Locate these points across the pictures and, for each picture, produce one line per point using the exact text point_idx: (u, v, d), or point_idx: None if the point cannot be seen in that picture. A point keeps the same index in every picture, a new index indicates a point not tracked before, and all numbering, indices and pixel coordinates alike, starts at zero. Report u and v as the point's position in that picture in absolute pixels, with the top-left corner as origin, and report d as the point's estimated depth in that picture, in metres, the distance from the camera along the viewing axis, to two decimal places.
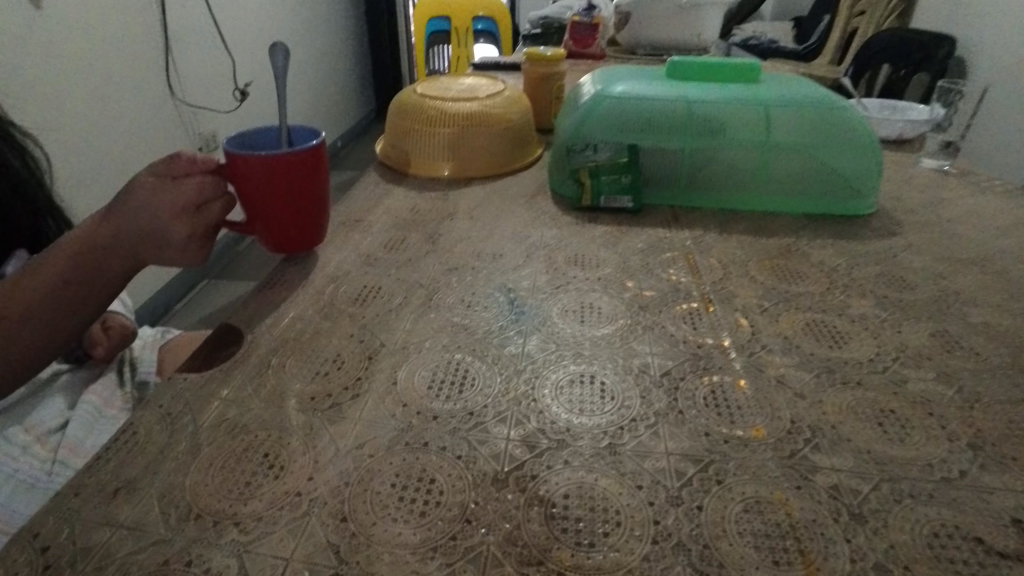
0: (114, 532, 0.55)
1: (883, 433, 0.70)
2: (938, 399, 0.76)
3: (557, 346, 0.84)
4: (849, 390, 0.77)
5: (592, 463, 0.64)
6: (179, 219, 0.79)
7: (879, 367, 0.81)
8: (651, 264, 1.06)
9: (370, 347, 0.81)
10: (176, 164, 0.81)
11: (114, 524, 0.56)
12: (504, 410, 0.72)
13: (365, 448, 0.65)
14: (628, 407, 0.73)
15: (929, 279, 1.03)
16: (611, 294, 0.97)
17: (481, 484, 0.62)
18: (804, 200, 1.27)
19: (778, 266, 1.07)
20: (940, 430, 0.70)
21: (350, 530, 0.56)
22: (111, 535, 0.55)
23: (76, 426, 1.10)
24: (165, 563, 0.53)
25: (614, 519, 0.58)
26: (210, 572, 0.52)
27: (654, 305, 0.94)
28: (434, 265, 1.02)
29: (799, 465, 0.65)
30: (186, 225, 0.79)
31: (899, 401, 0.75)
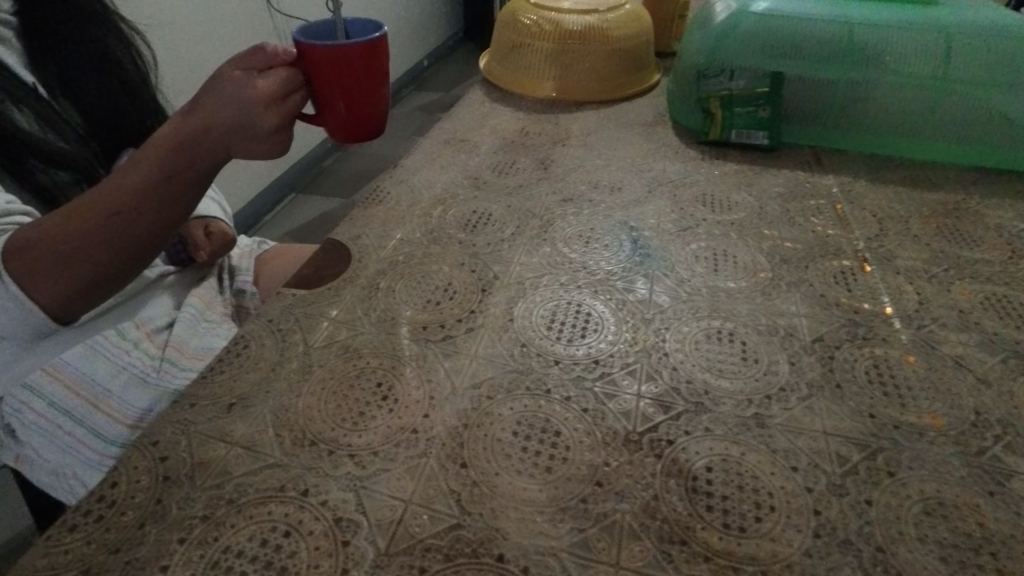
0: (230, 450, 0.53)
1: None
2: None
3: (688, 295, 0.75)
4: None
5: (737, 435, 0.57)
6: (270, 110, 0.67)
7: None
8: (792, 211, 0.93)
9: (482, 278, 0.75)
10: (257, 54, 0.68)
11: (229, 441, 0.54)
12: (632, 362, 0.64)
13: (483, 388, 0.60)
14: (775, 373, 0.64)
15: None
16: (748, 241, 0.85)
17: (611, 444, 0.55)
18: (975, 151, 1.06)
19: (945, 224, 0.92)
20: None
21: (472, 478, 0.51)
22: (227, 452, 0.53)
23: (182, 326, 1.14)
24: (281, 489, 0.50)
25: (767, 503, 0.51)
26: (327, 505, 0.49)
27: (798, 259, 0.82)
28: (547, 194, 0.94)
29: (990, 466, 0.55)
30: (275, 116, 0.67)
31: None
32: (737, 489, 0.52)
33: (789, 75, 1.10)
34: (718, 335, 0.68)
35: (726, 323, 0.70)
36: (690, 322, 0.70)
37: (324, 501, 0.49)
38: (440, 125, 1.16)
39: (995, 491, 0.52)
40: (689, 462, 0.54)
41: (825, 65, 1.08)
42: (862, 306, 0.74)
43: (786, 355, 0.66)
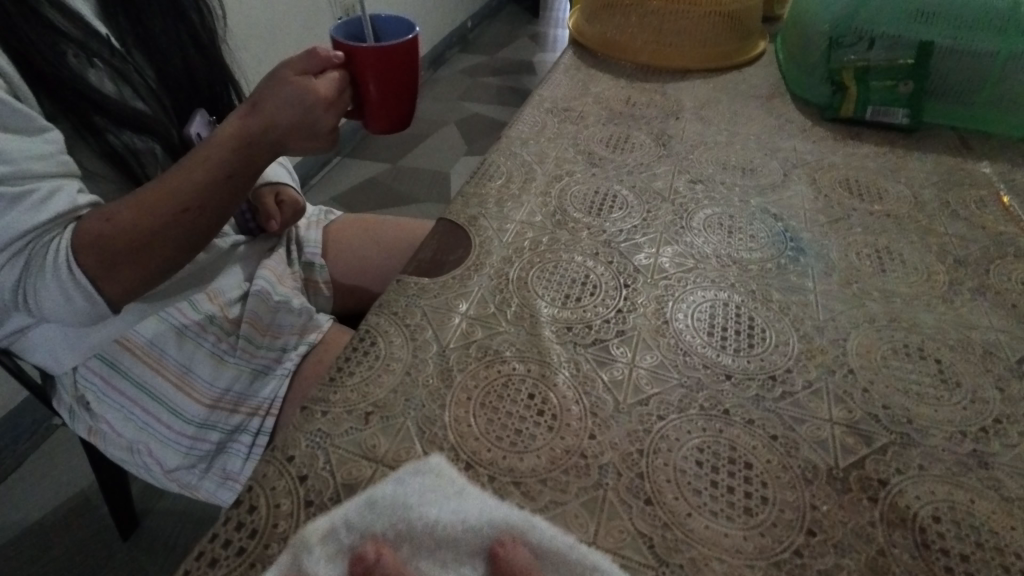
0: (377, 471, 0.46)
1: None
2: None
3: (859, 299, 0.65)
4: None
5: (960, 477, 0.48)
6: (332, 112, 0.69)
7: None
8: (954, 200, 0.82)
9: (623, 272, 0.66)
10: (310, 58, 0.68)
11: (374, 459, 0.47)
12: (814, 379, 0.56)
13: (651, 405, 0.52)
14: (985, 400, 0.55)
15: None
16: (912, 236, 0.75)
17: (815, 481, 0.47)
18: None
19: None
20: None
21: (661, 519, 0.44)
22: (374, 473, 0.46)
23: (255, 301, 1.03)
24: None
25: (1016, 567, 0.43)
26: None
27: (976, 259, 0.72)
28: (672, 175, 0.84)
29: None
30: (336, 117, 0.69)
31: None
32: (975, 546, 0.44)
33: (940, 47, 0.95)
34: (906, 350, 0.59)
35: (912, 335, 0.61)
36: (871, 333, 0.61)
37: None
38: (538, 92, 1.06)
39: None
40: (911, 509, 0.46)
41: (987, 35, 0.93)
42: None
43: (992, 379, 0.57)
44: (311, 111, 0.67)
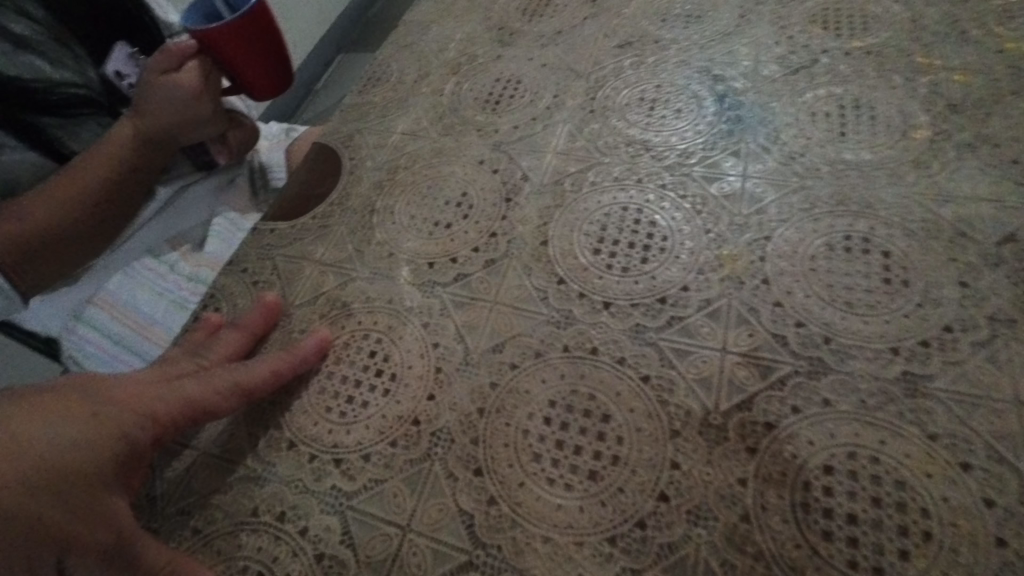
0: (197, 459, 0.43)
1: None
2: None
3: (801, 179, 0.52)
4: None
5: (876, 410, 0.38)
6: (207, 97, 0.65)
7: None
8: (970, 16, 0.62)
9: (506, 183, 0.56)
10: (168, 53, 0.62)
11: (195, 446, 0.44)
12: (713, 297, 0.45)
13: (506, 351, 0.45)
14: (935, 300, 0.43)
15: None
16: (895, 78, 0.58)
17: (682, 432, 0.39)
18: None
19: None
20: None
21: (487, 493, 0.38)
22: (194, 463, 0.43)
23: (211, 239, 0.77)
24: (253, 514, 0.40)
25: (920, 528, 0.34)
26: (306, 536, 0.39)
27: (977, 102, 0.55)
28: (597, 40, 0.69)
29: None
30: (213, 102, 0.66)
31: None
32: (874, 497, 0.35)
33: None
34: (846, 244, 0.47)
35: (862, 220, 0.48)
36: (804, 224, 0.48)
37: (305, 529, 0.39)
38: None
39: None
40: (798, 459, 0.37)
41: None
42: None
43: None
44: (184, 106, 0.64)
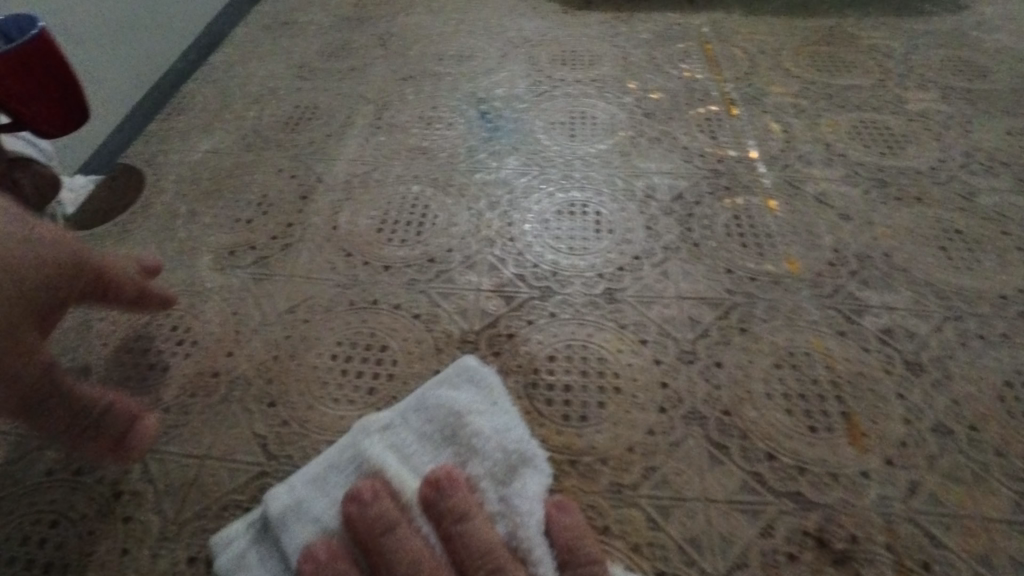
0: None
1: (948, 260, 0.56)
2: (1016, 217, 0.61)
3: (541, 168, 0.66)
4: (906, 207, 0.61)
5: (585, 315, 0.51)
6: None
7: (942, 179, 0.65)
8: (662, 56, 0.84)
9: (302, 185, 0.64)
10: None
11: None
12: (473, 254, 0.57)
13: (299, 311, 0.52)
14: (630, 241, 0.58)
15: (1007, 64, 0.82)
16: (609, 98, 0.76)
17: (444, 350, 0.49)
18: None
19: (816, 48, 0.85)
20: (1018, 256, 0.56)
21: (280, 417, 0.45)
22: None
23: None
24: (48, 472, 0.42)
25: (611, 386, 0.46)
26: (104, 480, 0.42)
27: (663, 111, 0.74)
28: (384, 75, 0.81)
29: (843, 305, 0.52)
30: None
31: (967, 220, 0.60)
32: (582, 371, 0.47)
33: None
34: (570, 210, 0.61)
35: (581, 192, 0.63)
36: (540, 200, 0.62)
37: (102, 475, 0.42)
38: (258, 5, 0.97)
39: (853, 335, 0.49)
40: (528, 355, 0.48)
41: None
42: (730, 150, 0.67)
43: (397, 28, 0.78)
44: None
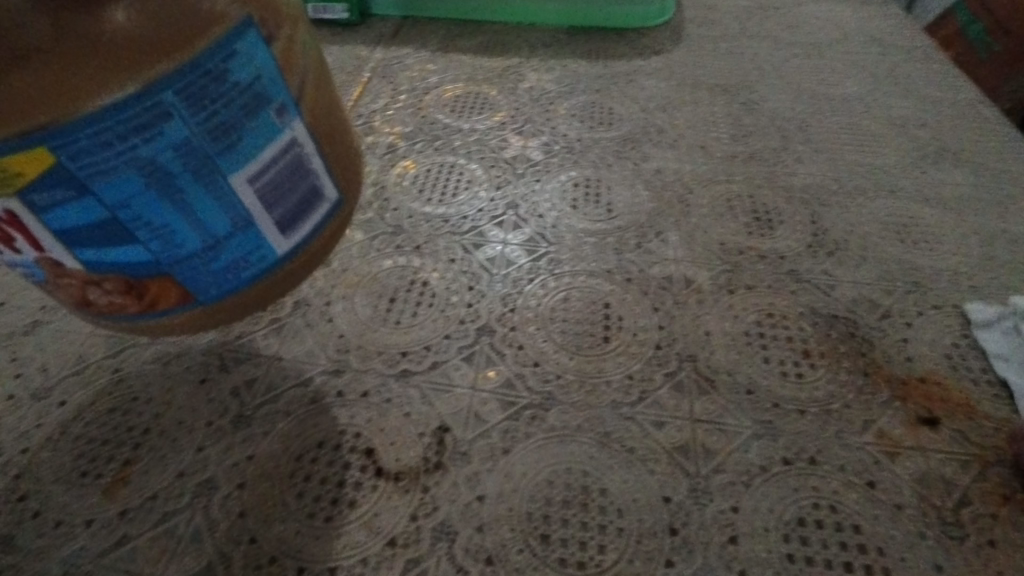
0: None
1: (791, 377, 0.51)
2: (878, 331, 0.55)
3: (383, 225, 0.63)
4: (762, 314, 0.55)
5: (370, 382, 0.49)
6: None
7: (812, 284, 0.59)
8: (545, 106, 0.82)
9: None
10: None
11: None
12: (283, 315, 0.54)
13: (80, 378, 0.50)
14: (447, 320, 0.54)
15: (896, 127, 0.80)
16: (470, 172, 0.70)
17: (206, 417, 0.47)
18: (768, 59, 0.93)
19: (698, 103, 0.83)
20: (860, 378, 0.51)
21: (31, 510, 0.43)
22: None
23: None
24: None
25: (374, 464, 0.45)
26: None
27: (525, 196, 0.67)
28: None
29: (647, 382, 0.50)
30: None
31: (827, 336, 0.54)
32: (337, 454, 0.45)
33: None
34: (391, 279, 0.57)
35: (420, 280, 0.57)
36: (362, 261, 0.59)
37: None
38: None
39: (634, 439, 0.46)
40: (269, 441, 0.46)
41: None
42: (579, 214, 0.65)
43: None
44: None
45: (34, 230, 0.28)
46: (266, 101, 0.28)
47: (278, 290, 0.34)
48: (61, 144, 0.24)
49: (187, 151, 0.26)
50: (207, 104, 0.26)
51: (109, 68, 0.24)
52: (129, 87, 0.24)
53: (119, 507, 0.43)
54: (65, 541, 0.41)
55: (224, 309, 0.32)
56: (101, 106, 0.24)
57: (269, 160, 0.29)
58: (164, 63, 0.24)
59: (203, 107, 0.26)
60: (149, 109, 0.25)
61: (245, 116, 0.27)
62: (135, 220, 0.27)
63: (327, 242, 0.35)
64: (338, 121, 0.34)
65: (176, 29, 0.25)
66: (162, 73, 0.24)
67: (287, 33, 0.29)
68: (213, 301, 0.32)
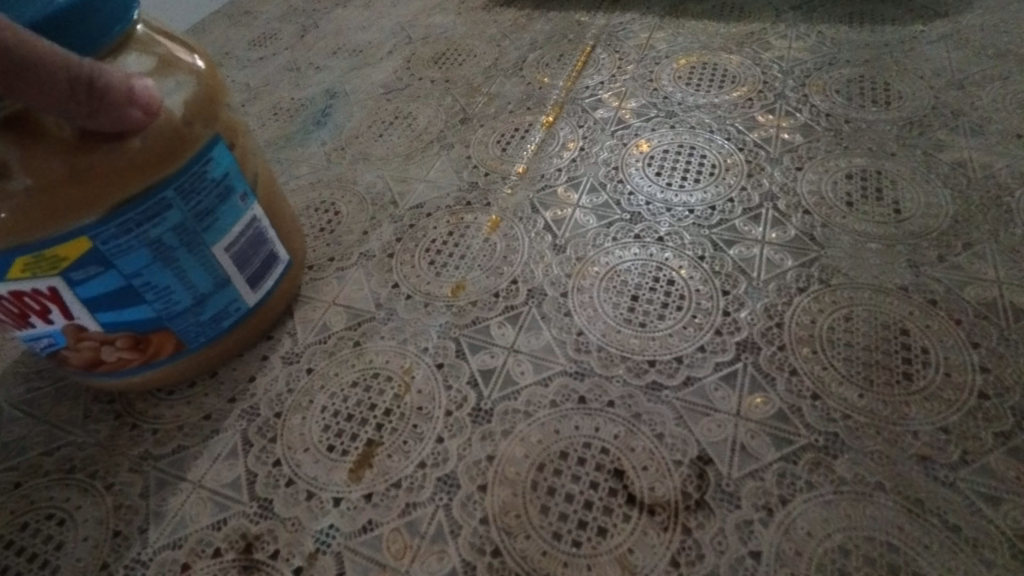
0: (31, 447, 0.48)
1: None
2: None
3: (618, 211, 0.57)
4: None
5: (614, 392, 0.44)
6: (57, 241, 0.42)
7: None
8: (800, 79, 0.70)
9: (377, 201, 0.63)
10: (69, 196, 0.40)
11: (36, 436, 0.49)
12: (518, 304, 0.51)
13: (324, 346, 0.51)
14: (699, 328, 0.47)
15: None
16: (713, 154, 0.62)
17: (444, 406, 0.45)
18: None
19: (1008, 78, 0.66)
20: None
21: (284, 478, 0.43)
22: (30, 449, 0.48)
23: None
24: (58, 489, 0.45)
25: (625, 489, 0.39)
26: (108, 506, 0.44)
27: (783, 187, 0.57)
28: (493, 77, 0.77)
29: (971, 440, 0.39)
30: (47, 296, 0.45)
31: None
32: (583, 469, 0.41)
33: None
34: (631, 276, 0.52)
35: (665, 278, 0.51)
36: (597, 251, 0.54)
37: (111, 484, 0.45)
38: (256, 22, 0.97)
39: (960, 514, 0.36)
40: (510, 445, 0.42)
41: None
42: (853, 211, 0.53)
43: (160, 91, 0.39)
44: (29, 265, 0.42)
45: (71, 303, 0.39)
46: (234, 190, 0.44)
47: (232, 344, 0.49)
48: (100, 235, 0.37)
49: (184, 226, 0.41)
50: (197, 198, 0.41)
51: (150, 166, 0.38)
52: (132, 192, 0.37)
53: (364, 489, 0.41)
54: (315, 515, 0.41)
55: (206, 350, 0.47)
56: (119, 207, 0.37)
57: (239, 230, 0.45)
58: (159, 173, 0.38)
59: (190, 199, 0.40)
60: (156, 200, 0.38)
61: (222, 201, 0.43)
62: (146, 286, 0.41)
63: (282, 294, 0.52)
64: (278, 204, 0.51)
65: (147, 154, 0.37)
66: (147, 183, 0.38)
67: (240, 146, 0.45)
68: (199, 347, 0.47)
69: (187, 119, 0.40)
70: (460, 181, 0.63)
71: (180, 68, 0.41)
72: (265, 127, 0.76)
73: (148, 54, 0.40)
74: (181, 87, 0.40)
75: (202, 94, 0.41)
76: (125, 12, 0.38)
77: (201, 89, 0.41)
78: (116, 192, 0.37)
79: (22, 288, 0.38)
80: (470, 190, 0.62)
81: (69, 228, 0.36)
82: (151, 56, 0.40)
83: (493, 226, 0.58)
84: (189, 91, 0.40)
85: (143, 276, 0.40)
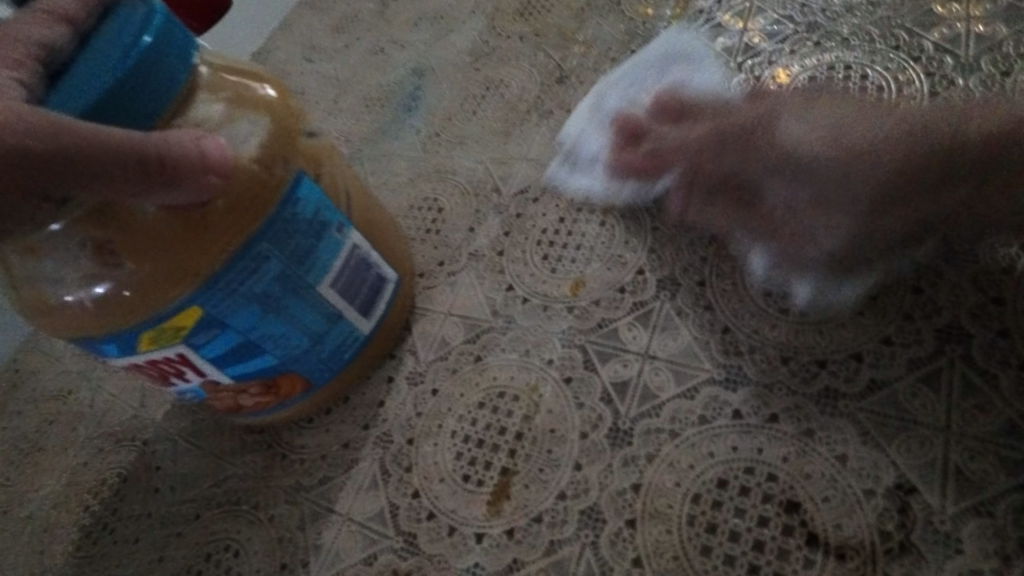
0: (203, 478, 0.52)
1: None
2: None
3: None
4: None
5: (777, 402, 0.37)
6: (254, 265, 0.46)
7: None
8: None
9: (479, 190, 0.59)
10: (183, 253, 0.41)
11: (205, 468, 0.53)
12: (647, 299, 0.45)
13: (446, 363, 0.48)
14: (882, 314, 0.38)
15: None
16: (878, 71, 0.49)
17: (578, 427, 0.41)
18: None
19: None
20: None
21: (425, 510, 0.42)
22: (202, 480, 0.52)
23: None
24: (229, 521, 0.48)
25: (803, 526, 0.34)
26: (273, 539, 0.46)
27: (984, 104, 0.44)
28: (589, 19, 0.67)
29: None
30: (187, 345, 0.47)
31: None
32: (747, 501, 0.35)
33: None
34: None
35: None
36: None
37: (272, 516, 0.47)
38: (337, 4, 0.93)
39: None
40: (657, 472, 0.38)
41: None
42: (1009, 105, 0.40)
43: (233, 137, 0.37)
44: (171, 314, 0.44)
45: (200, 363, 0.40)
46: (330, 225, 0.41)
47: (359, 372, 0.49)
48: (209, 301, 0.37)
49: (284, 274, 0.39)
50: (291, 243, 0.39)
51: (240, 224, 0.37)
52: (229, 253, 0.37)
53: (506, 524, 0.40)
54: (460, 553, 0.40)
55: (333, 383, 0.47)
56: (220, 270, 0.36)
57: (341, 263, 0.42)
58: (249, 228, 0.37)
59: (286, 247, 0.39)
60: (252, 255, 0.37)
61: (319, 240, 0.40)
62: (263, 338, 0.40)
63: (397, 313, 0.50)
64: (381, 220, 0.48)
65: (233, 212, 0.36)
66: (240, 242, 0.37)
67: (328, 171, 0.42)
68: (326, 381, 0.46)
69: (266, 164, 0.38)
70: (565, 154, 0.56)
71: (252, 106, 0.38)
72: (359, 122, 0.74)
73: (219, 98, 0.38)
74: (255, 131, 0.38)
75: (278, 133, 0.39)
76: (185, 53, 0.35)
77: (277, 128, 0.39)
78: (213, 257, 0.36)
79: (154, 357, 0.39)
80: (578, 163, 0.55)
81: (178, 300, 0.36)
82: (222, 95, 0.38)
83: (609, 206, 0.51)
84: (264, 134, 0.38)
85: (257, 330, 0.40)
